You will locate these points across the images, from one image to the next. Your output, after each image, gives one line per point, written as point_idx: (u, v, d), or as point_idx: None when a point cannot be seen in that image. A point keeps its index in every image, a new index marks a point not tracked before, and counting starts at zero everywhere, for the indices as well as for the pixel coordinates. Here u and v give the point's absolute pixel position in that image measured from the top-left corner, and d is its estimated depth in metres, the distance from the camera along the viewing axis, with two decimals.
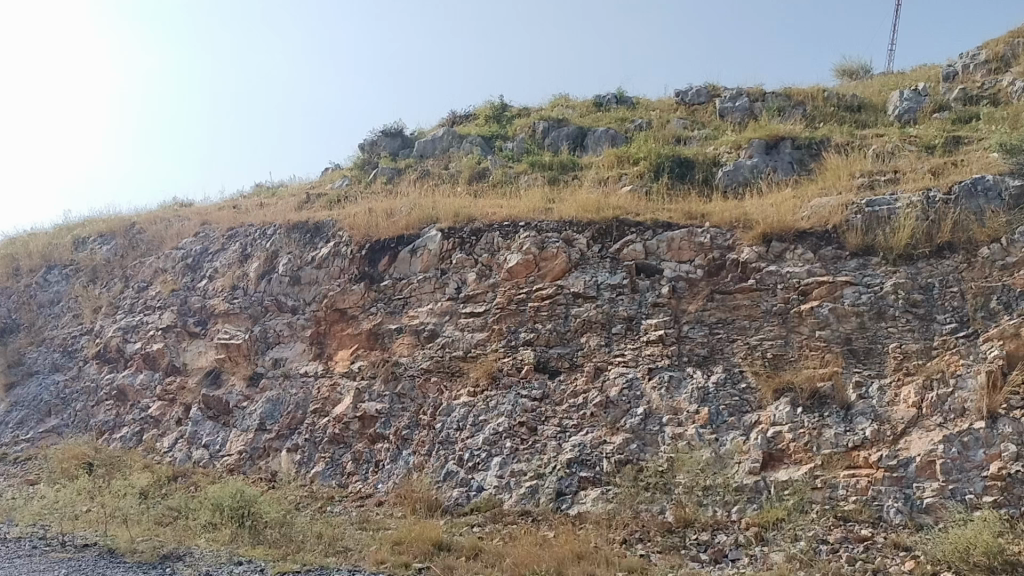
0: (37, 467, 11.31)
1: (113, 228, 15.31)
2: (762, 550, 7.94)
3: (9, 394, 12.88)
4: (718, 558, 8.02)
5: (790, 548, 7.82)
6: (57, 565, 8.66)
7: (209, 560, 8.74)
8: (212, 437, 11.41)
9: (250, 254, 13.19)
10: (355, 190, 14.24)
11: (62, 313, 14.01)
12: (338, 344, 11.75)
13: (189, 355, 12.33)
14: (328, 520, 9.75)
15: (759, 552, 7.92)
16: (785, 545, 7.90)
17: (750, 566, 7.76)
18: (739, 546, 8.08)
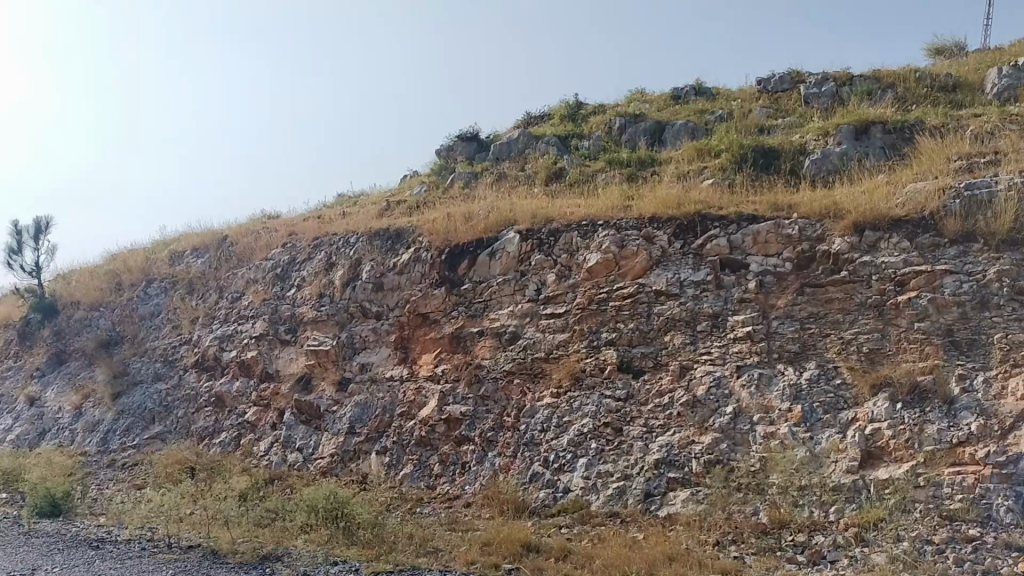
0: (144, 472, 11.87)
1: (206, 242, 15.95)
2: (863, 551, 7.58)
3: (117, 403, 13.57)
4: (816, 560, 7.65)
5: (892, 549, 7.44)
6: (165, 565, 9.06)
7: (306, 560, 8.98)
8: (305, 440, 11.73)
9: (335, 262, 13.51)
10: (434, 196, 14.43)
11: (162, 324, 14.67)
12: (422, 348, 11.92)
13: (281, 362, 12.73)
14: (417, 522, 9.89)
15: (860, 553, 7.56)
16: (887, 545, 7.53)
17: (851, 568, 7.40)
18: (839, 547, 7.72)
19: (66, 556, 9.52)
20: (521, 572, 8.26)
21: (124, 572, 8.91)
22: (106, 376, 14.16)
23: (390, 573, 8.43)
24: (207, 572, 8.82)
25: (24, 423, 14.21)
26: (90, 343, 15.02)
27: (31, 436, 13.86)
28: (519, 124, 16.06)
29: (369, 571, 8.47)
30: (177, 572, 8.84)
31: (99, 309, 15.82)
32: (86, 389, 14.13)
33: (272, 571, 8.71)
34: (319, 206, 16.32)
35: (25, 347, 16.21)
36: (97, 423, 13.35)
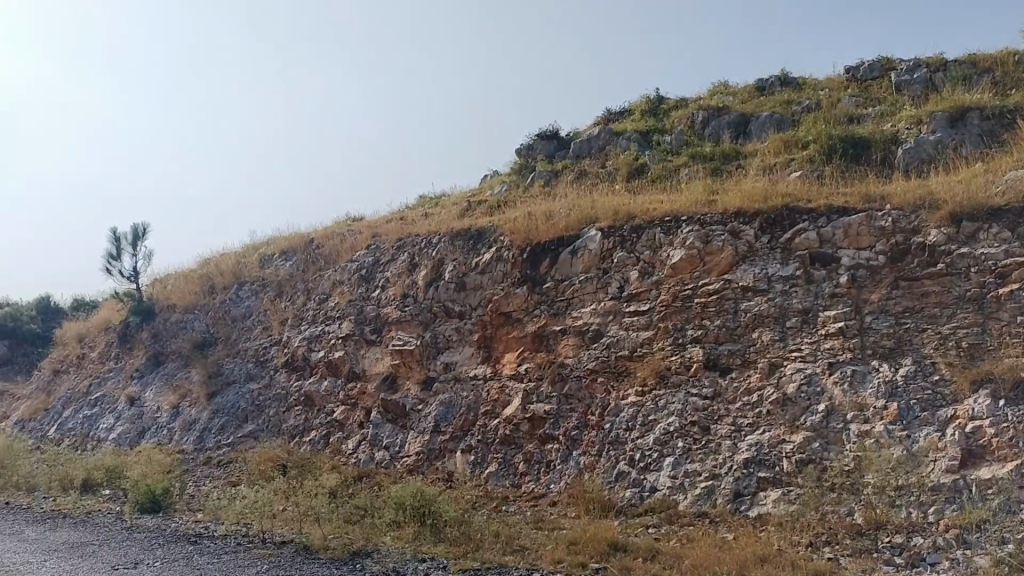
0: (238, 469, 12.25)
1: (293, 245, 16.37)
2: (965, 553, 7.26)
3: (211, 402, 14.03)
4: (915, 562, 7.40)
5: (997, 552, 7.09)
6: (259, 560, 9.31)
7: (395, 557, 9.10)
8: (391, 439, 11.92)
9: (417, 263, 13.68)
10: (514, 195, 14.50)
11: (253, 326, 15.11)
12: (505, 346, 11.96)
13: (367, 362, 12.96)
14: (503, 520, 9.91)
15: (961, 556, 7.25)
16: (992, 548, 7.17)
17: (952, 571, 7.13)
18: (938, 549, 7.42)
19: (166, 551, 9.83)
20: (608, 571, 8.17)
21: (220, 567, 9.19)
22: (201, 376, 14.67)
23: (477, 570, 8.49)
24: (300, 567, 9.01)
25: (126, 422, 14.82)
26: (186, 345, 15.59)
27: (133, 434, 14.45)
28: (599, 121, 15.98)
29: (457, 569, 8.54)
30: (271, 568, 9.05)
31: (194, 312, 16.41)
32: (182, 389, 14.67)
33: (363, 567, 8.85)
34: (401, 207, 16.57)
35: (126, 348, 16.94)
36: (194, 422, 13.84)
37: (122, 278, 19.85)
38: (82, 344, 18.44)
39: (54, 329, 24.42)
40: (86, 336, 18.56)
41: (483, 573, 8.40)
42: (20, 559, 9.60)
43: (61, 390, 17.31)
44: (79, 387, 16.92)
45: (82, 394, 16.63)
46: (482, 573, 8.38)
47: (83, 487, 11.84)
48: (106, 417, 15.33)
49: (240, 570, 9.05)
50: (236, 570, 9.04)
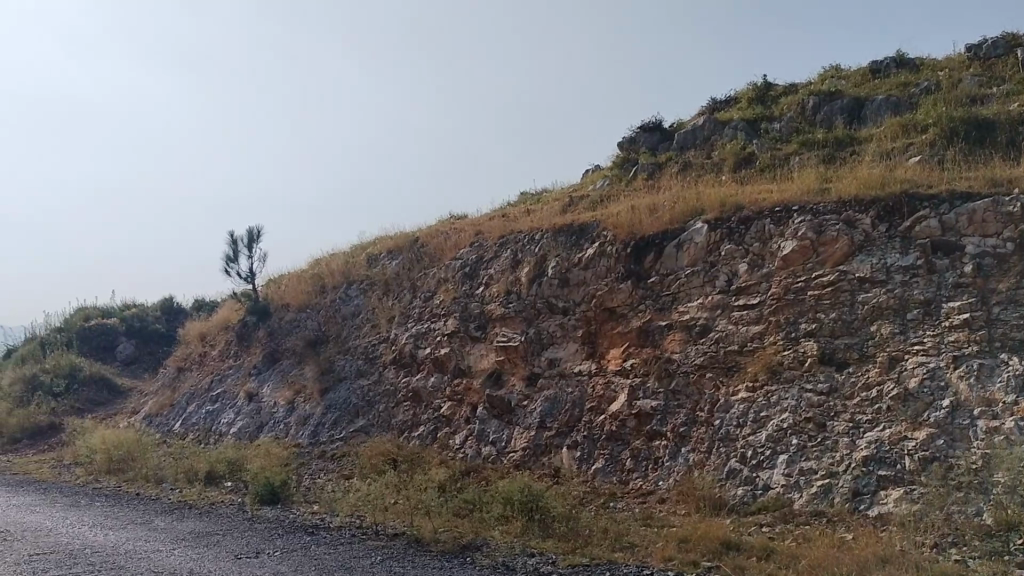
0: (350, 463, 12.60)
1: (399, 244, 16.74)
2: None
3: (324, 398, 14.48)
4: None
5: None
6: (373, 551, 9.52)
7: (505, 551, 9.15)
8: (497, 434, 12.02)
9: (520, 259, 13.78)
10: (617, 189, 14.45)
11: (362, 324, 15.54)
12: (610, 342, 11.91)
13: (472, 358, 13.15)
14: (612, 516, 9.83)
15: None
16: None
17: None
18: None
19: (286, 540, 10.15)
20: (721, 570, 7.95)
21: (336, 558, 9.44)
22: (314, 373, 15.16)
23: (586, 566, 8.46)
24: (412, 559, 9.17)
25: (245, 417, 15.45)
26: (299, 343, 16.16)
27: (251, 428, 15.04)
28: (703, 111, 15.70)
29: (567, 564, 8.52)
30: (385, 559, 9.25)
31: (306, 311, 16.99)
32: (296, 385, 15.19)
33: (473, 561, 8.94)
34: (503, 204, 16.73)
35: (244, 347, 17.71)
36: (308, 417, 14.30)
37: (239, 279, 20.73)
38: (204, 342, 19.39)
39: (178, 329, 25.77)
40: (207, 335, 19.50)
41: (594, 569, 8.35)
42: (152, 547, 10.11)
43: (185, 386, 18.20)
44: (201, 383, 17.76)
45: (203, 390, 17.44)
46: (593, 569, 8.34)
47: (207, 480, 12.38)
48: (226, 413, 16.02)
49: (354, 561, 9.28)
50: (351, 561, 9.28)
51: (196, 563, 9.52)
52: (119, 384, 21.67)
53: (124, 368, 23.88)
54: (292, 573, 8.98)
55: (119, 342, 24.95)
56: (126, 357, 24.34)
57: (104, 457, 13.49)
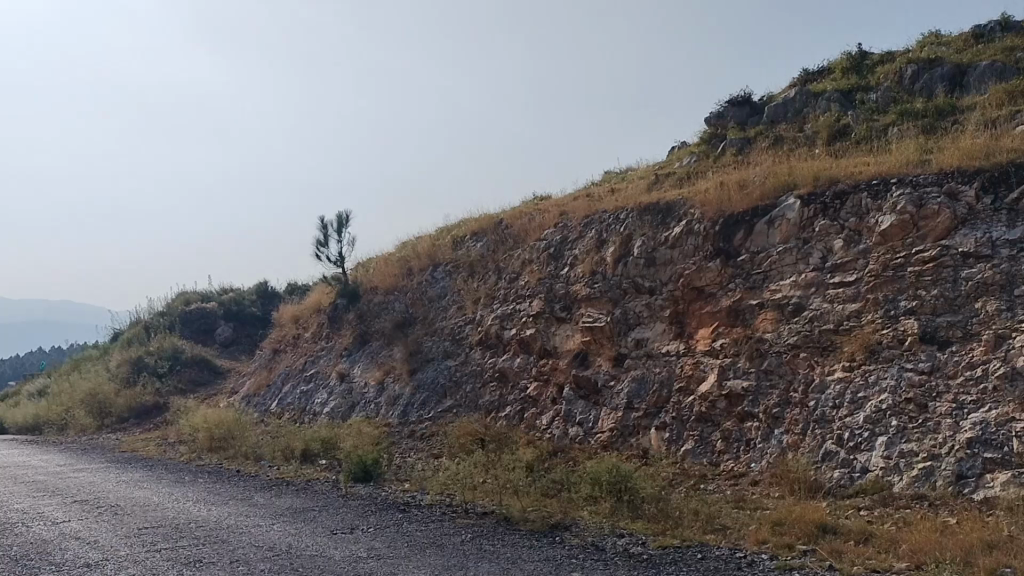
0: (440, 443, 12.78)
1: (484, 226, 16.86)
2: None
3: (413, 378, 14.73)
4: None
5: None
6: (463, 529, 9.64)
7: (594, 531, 9.12)
8: (585, 415, 11.98)
9: (606, 239, 13.74)
10: (705, 165, 14.18)
11: (449, 305, 15.74)
12: (699, 322, 11.72)
13: (559, 339, 13.17)
14: (702, 498, 9.64)
15: None
16: None
17: None
18: None
19: (379, 517, 10.38)
20: (817, 553, 7.70)
21: (428, 535, 9.61)
22: (403, 353, 15.42)
23: (677, 548, 8.35)
24: (502, 538, 9.25)
25: (338, 397, 15.86)
26: (388, 324, 16.47)
27: (344, 408, 15.42)
28: (794, 83, 15.18)
29: (657, 545, 8.43)
30: (475, 537, 9.36)
31: (394, 293, 17.30)
32: (387, 366, 15.50)
33: (563, 540, 8.95)
34: (587, 184, 16.62)
35: (336, 329, 18.18)
36: (398, 396, 14.57)
37: (329, 263, 21.24)
38: (297, 324, 20.00)
39: (273, 311, 26.64)
40: (301, 318, 20.09)
41: (685, 551, 8.24)
42: (252, 522, 10.51)
43: (280, 367, 18.82)
44: (295, 364, 18.32)
45: (298, 371, 17.98)
46: (684, 550, 8.23)
47: (302, 457, 12.77)
48: (320, 393, 16.48)
49: (446, 538, 9.43)
50: (442, 538, 9.42)
51: (294, 538, 9.85)
52: (219, 365, 22.58)
53: (224, 349, 24.86)
54: (386, 550, 9.19)
55: (218, 325, 25.97)
56: (225, 339, 25.31)
57: (206, 436, 14.10)
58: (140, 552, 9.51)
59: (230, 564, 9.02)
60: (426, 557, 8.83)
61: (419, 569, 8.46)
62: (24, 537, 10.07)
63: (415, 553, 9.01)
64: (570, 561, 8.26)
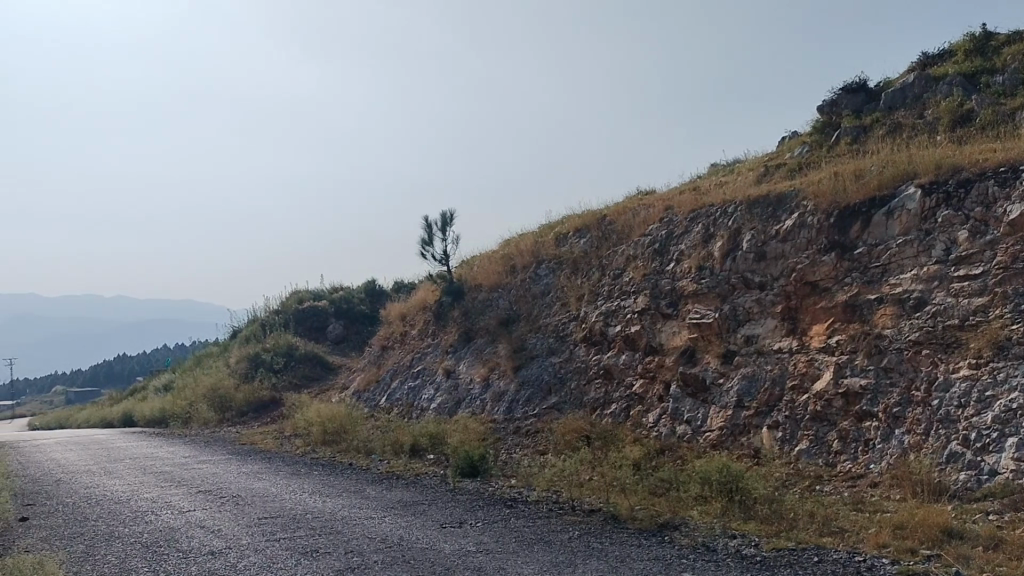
0: (545, 439, 12.81)
1: (587, 222, 16.82)
2: None
3: (517, 374, 14.81)
4: None
5: None
6: (571, 526, 9.61)
7: (704, 532, 8.93)
8: (693, 413, 11.76)
9: (713, 233, 13.51)
10: (817, 155, 13.72)
11: (552, 302, 15.77)
12: (812, 318, 11.34)
13: (664, 335, 13.00)
14: (818, 499, 9.25)
15: None
16: None
17: None
18: None
19: (486, 512, 10.45)
20: (942, 558, 7.30)
21: (535, 530, 9.61)
22: (508, 350, 15.52)
23: (793, 550, 8.08)
24: (610, 535, 9.17)
25: (444, 393, 16.12)
26: (492, 321, 16.64)
27: (450, 404, 15.66)
28: (913, 68, 14.48)
29: (770, 547, 8.18)
30: (582, 534, 9.31)
31: (498, 291, 17.48)
32: (491, 362, 15.63)
33: (672, 540, 8.81)
34: (693, 177, 16.34)
35: (442, 326, 18.49)
36: (503, 393, 14.67)
37: (435, 263, 21.63)
38: (404, 322, 20.44)
39: (381, 309, 27.30)
40: (407, 315, 20.54)
41: (800, 553, 7.97)
42: (365, 514, 10.79)
43: (389, 363, 19.27)
44: (403, 360, 18.71)
45: (405, 367, 18.38)
46: (799, 553, 7.96)
47: (411, 452, 13.04)
48: (427, 389, 16.80)
49: (553, 535, 9.41)
50: (550, 534, 9.41)
51: (405, 530, 10.05)
52: (330, 361, 23.31)
53: (335, 346, 25.65)
54: (494, 544, 9.25)
55: (329, 323, 26.84)
56: (336, 336, 26.13)
57: (320, 429, 14.59)
58: (259, 541, 9.91)
59: (345, 554, 9.27)
60: (534, 553, 8.85)
61: (528, 564, 8.49)
62: (154, 524, 10.64)
63: (523, 548, 9.04)
64: (679, 561, 8.12)
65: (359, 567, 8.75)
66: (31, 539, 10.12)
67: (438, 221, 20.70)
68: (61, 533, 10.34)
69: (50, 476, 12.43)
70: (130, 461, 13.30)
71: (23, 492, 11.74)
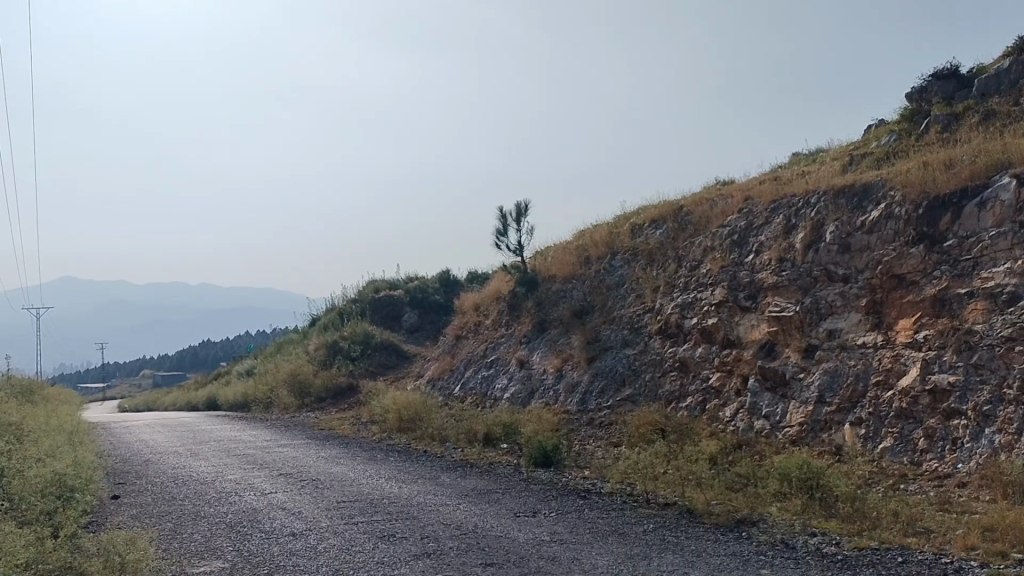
0: (619, 431, 12.73)
1: (663, 212, 16.66)
2: None
3: (591, 366, 14.76)
4: None
5: None
6: (646, 519, 9.52)
7: (784, 528, 8.72)
8: (771, 408, 11.52)
9: (796, 225, 13.25)
10: (905, 144, 13.30)
11: (627, 293, 15.66)
12: (898, 312, 11.00)
13: (742, 329, 12.80)
14: (903, 499, 8.93)
15: None
16: None
17: None
18: None
19: (560, 502, 10.43)
20: None
21: (609, 522, 9.54)
22: (582, 341, 15.48)
23: (876, 550, 7.84)
24: (685, 530, 9.04)
25: (518, 383, 16.19)
26: (566, 312, 16.63)
27: (524, 394, 15.72)
28: (1011, 53, 13.84)
29: (852, 546, 7.96)
30: (657, 527, 9.21)
31: (572, 281, 17.46)
32: (565, 353, 15.61)
33: (750, 536, 8.64)
34: (774, 167, 15.99)
35: (516, 316, 18.58)
36: (577, 384, 14.64)
37: (509, 253, 21.71)
38: (479, 312, 20.59)
39: (455, 299, 27.54)
40: (482, 305, 20.68)
41: (884, 553, 7.73)
42: (440, 500, 10.91)
43: (463, 353, 19.45)
44: (477, 350, 18.85)
45: (479, 357, 18.52)
46: (883, 552, 7.72)
47: (485, 440, 13.13)
48: (500, 378, 16.91)
49: (628, 527, 9.33)
50: (624, 527, 9.33)
51: (480, 518, 10.12)
52: (404, 349, 23.65)
53: (410, 334, 26.00)
54: (568, 535, 9.23)
55: (404, 312, 27.20)
56: (411, 325, 26.45)
57: (396, 416, 14.84)
58: (338, 524, 10.11)
59: (421, 540, 9.39)
60: (609, 544, 8.80)
61: (602, 556, 8.44)
62: (237, 505, 10.96)
63: (597, 539, 9.00)
64: (758, 558, 7.96)
65: (435, 552, 8.86)
66: (122, 516, 10.54)
67: (511, 211, 20.77)
68: (150, 511, 10.73)
69: (140, 456, 12.94)
70: (214, 443, 13.74)
71: (115, 471, 12.25)
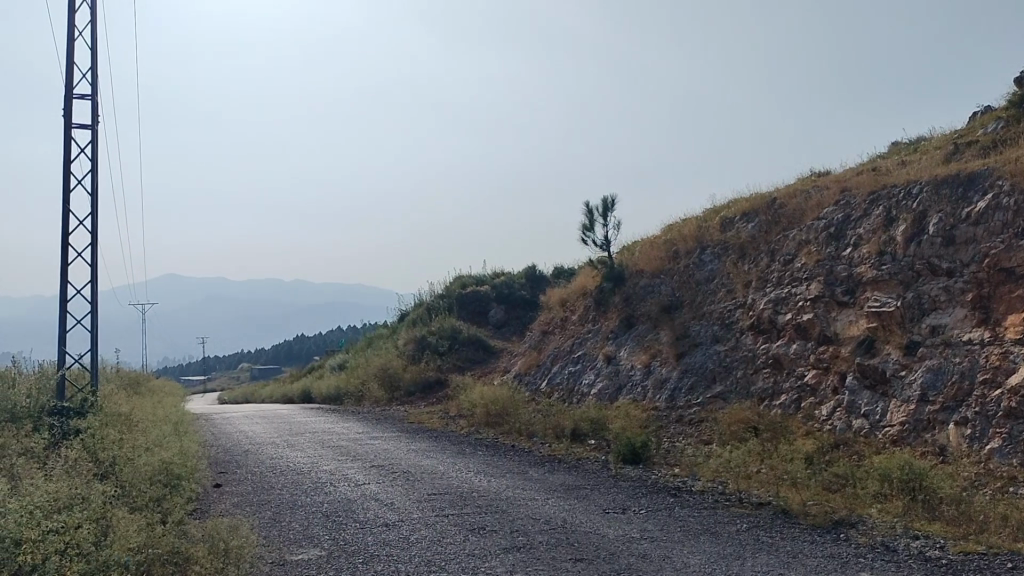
0: (710, 429, 12.54)
1: (756, 206, 16.35)
2: None
3: (680, 362, 14.58)
4: None
5: None
6: (740, 518, 9.33)
7: (884, 530, 8.42)
8: (870, 406, 11.14)
9: (896, 217, 12.82)
10: (1015, 131, 12.71)
11: (717, 288, 15.41)
12: (1007, 307, 10.50)
13: (839, 324, 12.47)
14: (1012, 502, 8.53)
15: None
16: None
17: None
18: None
19: (650, 500, 10.33)
20: None
21: (700, 521, 9.42)
22: (670, 337, 15.31)
23: (984, 554, 7.52)
24: (781, 530, 8.84)
25: (605, 378, 16.15)
26: (655, 307, 16.45)
27: (611, 390, 15.67)
28: None
29: (958, 550, 7.64)
30: (751, 527, 9.03)
31: (660, 276, 17.30)
32: (653, 349, 15.47)
33: (848, 538, 8.38)
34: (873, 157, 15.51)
35: (603, 311, 18.54)
36: (666, 380, 14.48)
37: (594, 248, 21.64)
38: (565, 307, 20.61)
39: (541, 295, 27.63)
40: (568, 300, 20.68)
41: (994, 558, 7.40)
42: (530, 495, 10.96)
43: (550, 348, 19.52)
44: (564, 345, 18.88)
45: (566, 351, 18.54)
46: (992, 558, 7.39)
47: (573, 436, 13.14)
48: (587, 373, 16.91)
49: (720, 526, 9.18)
50: (717, 526, 9.19)
51: (569, 513, 10.12)
52: (491, 344, 23.88)
53: (497, 330, 26.22)
54: (658, 533, 9.14)
55: (491, 307, 27.47)
56: (497, 321, 26.69)
57: (484, 411, 15.00)
58: (429, 516, 10.28)
59: (511, 533, 9.45)
60: (701, 543, 8.68)
61: (695, 554, 8.33)
62: (332, 495, 11.26)
63: (689, 538, 8.89)
64: (857, 560, 7.72)
65: (524, 546, 8.91)
66: (224, 504, 10.95)
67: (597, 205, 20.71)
68: (250, 499, 11.13)
69: (240, 446, 13.43)
70: (310, 435, 14.14)
71: (217, 460, 12.75)
